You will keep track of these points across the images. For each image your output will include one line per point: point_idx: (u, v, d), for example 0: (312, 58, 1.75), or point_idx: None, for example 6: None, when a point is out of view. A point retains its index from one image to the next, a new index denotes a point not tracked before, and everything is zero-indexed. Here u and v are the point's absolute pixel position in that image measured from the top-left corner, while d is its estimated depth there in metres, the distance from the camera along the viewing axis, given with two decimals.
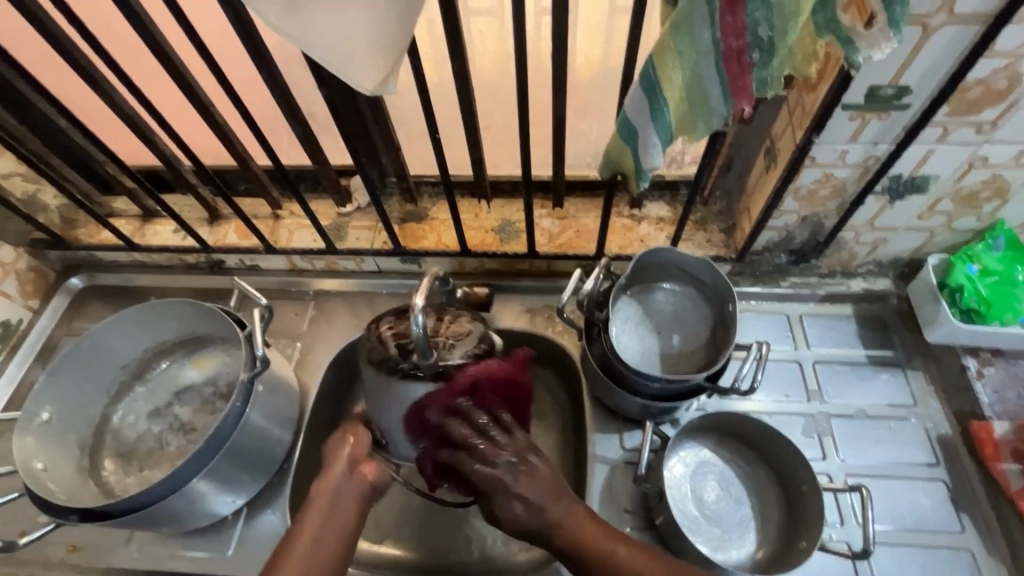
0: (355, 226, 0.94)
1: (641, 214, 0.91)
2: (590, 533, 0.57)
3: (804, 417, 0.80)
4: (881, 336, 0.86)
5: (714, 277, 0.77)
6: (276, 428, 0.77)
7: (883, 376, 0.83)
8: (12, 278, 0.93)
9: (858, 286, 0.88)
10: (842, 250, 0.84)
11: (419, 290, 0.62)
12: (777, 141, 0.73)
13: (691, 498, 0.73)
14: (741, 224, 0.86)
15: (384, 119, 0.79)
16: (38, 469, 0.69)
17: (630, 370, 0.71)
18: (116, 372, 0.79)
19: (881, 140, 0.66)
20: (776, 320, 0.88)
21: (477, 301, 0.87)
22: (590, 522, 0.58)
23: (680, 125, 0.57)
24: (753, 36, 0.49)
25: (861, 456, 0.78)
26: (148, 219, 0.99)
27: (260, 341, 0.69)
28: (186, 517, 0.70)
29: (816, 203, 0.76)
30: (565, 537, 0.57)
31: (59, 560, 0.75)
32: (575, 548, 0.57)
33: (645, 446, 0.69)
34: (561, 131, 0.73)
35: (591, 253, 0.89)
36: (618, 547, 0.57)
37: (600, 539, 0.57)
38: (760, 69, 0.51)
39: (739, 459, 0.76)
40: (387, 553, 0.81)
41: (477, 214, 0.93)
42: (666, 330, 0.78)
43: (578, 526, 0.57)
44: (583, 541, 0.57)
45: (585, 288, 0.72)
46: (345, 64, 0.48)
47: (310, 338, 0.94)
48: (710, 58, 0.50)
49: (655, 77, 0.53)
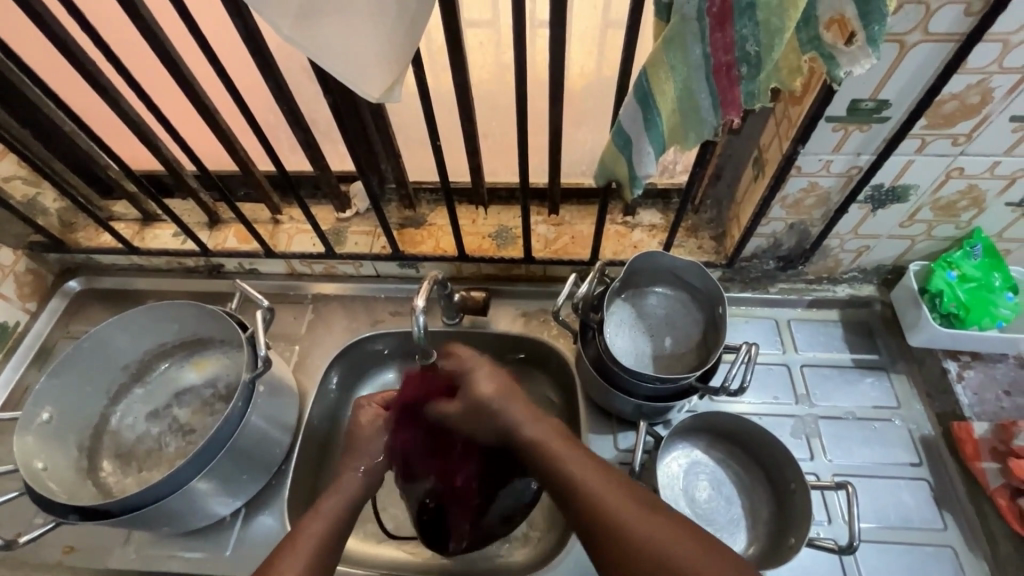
0: (354, 231, 0.96)
1: (634, 222, 0.94)
2: (565, 459, 0.57)
3: (793, 419, 0.83)
4: (865, 340, 0.89)
5: (705, 282, 0.79)
6: (275, 429, 0.78)
7: (868, 379, 0.86)
8: (11, 281, 0.93)
9: (844, 292, 0.91)
10: (828, 256, 0.87)
11: (420, 292, 0.66)
12: (764, 152, 0.76)
13: (684, 497, 0.75)
14: (731, 231, 0.89)
15: (385, 126, 0.81)
16: (38, 468, 0.69)
17: (623, 370, 0.73)
18: (115, 373, 0.80)
19: (863, 150, 0.69)
20: (764, 324, 0.91)
21: (474, 306, 0.88)
22: (569, 449, 0.59)
23: (672, 134, 0.60)
24: (741, 51, 0.51)
25: (848, 456, 0.80)
26: (148, 223, 1.00)
27: (263, 342, 0.70)
28: (184, 516, 0.70)
29: (802, 211, 0.79)
30: (545, 462, 0.58)
31: (55, 562, 0.75)
32: (551, 473, 0.58)
33: (639, 445, 0.71)
34: (557, 139, 0.76)
35: (586, 259, 0.91)
36: (588, 478, 0.55)
37: (573, 466, 0.57)
38: (748, 82, 0.54)
39: (729, 460, 0.78)
40: (385, 554, 0.82)
41: (475, 220, 0.95)
42: (659, 333, 0.80)
43: (556, 450, 0.59)
44: (553, 464, 0.58)
45: (580, 291, 0.74)
46: (354, 74, 0.50)
47: (309, 342, 0.95)
48: (700, 71, 0.53)
49: (648, 88, 0.56)
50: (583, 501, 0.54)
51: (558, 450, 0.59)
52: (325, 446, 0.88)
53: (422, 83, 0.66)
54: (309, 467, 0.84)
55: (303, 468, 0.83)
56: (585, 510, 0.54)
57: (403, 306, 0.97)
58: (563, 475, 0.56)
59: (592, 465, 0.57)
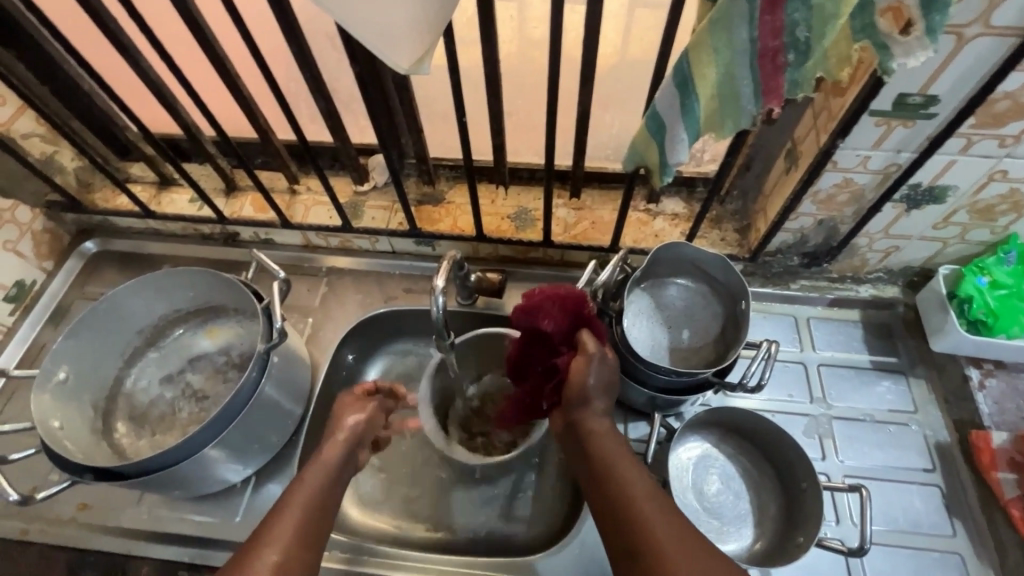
0: (371, 205, 0.95)
1: (656, 210, 0.92)
2: (632, 484, 0.55)
3: (806, 417, 0.82)
4: (884, 342, 0.88)
5: (730, 276, 0.77)
6: (287, 400, 0.78)
7: (886, 382, 0.85)
8: (28, 239, 0.93)
9: (866, 293, 0.90)
10: (854, 255, 0.85)
11: (440, 272, 0.65)
12: (799, 144, 0.74)
13: (692, 489, 0.75)
14: (756, 224, 0.87)
15: (409, 99, 0.79)
16: (55, 427, 0.69)
17: (640, 361, 0.72)
18: (131, 337, 0.80)
19: (904, 147, 0.66)
20: (782, 321, 0.90)
21: (490, 287, 0.88)
22: (636, 474, 0.57)
23: (709, 122, 0.57)
24: (791, 36, 0.49)
25: (860, 458, 0.79)
26: (164, 187, 0.99)
27: (279, 314, 0.70)
28: (196, 481, 0.71)
29: (833, 207, 0.76)
30: (608, 482, 0.57)
31: (68, 518, 0.76)
32: (611, 493, 0.56)
33: (653, 438, 0.71)
34: (586, 121, 0.73)
35: (605, 245, 0.89)
36: (652, 511, 0.53)
37: (633, 492, 0.55)
38: (794, 70, 0.52)
39: (740, 455, 0.78)
40: (390, 529, 0.83)
41: (494, 200, 0.94)
42: (677, 325, 0.79)
43: (623, 474, 0.57)
44: (618, 485, 0.56)
45: (600, 279, 0.73)
46: (384, 41, 0.48)
47: (322, 314, 0.94)
48: (745, 56, 0.51)
49: (689, 73, 0.53)
50: (641, 527, 0.52)
51: (609, 448, 0.60)
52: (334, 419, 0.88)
53: (451, 57, 0.63)
54: (319, 439, 0.84)
55: (313, 441, 0.83)
56: (636, 538, 0.52)
57: (418, 284, 0.96)
58: (626, 499, 0.54)
59: (651, 496, 0.55)
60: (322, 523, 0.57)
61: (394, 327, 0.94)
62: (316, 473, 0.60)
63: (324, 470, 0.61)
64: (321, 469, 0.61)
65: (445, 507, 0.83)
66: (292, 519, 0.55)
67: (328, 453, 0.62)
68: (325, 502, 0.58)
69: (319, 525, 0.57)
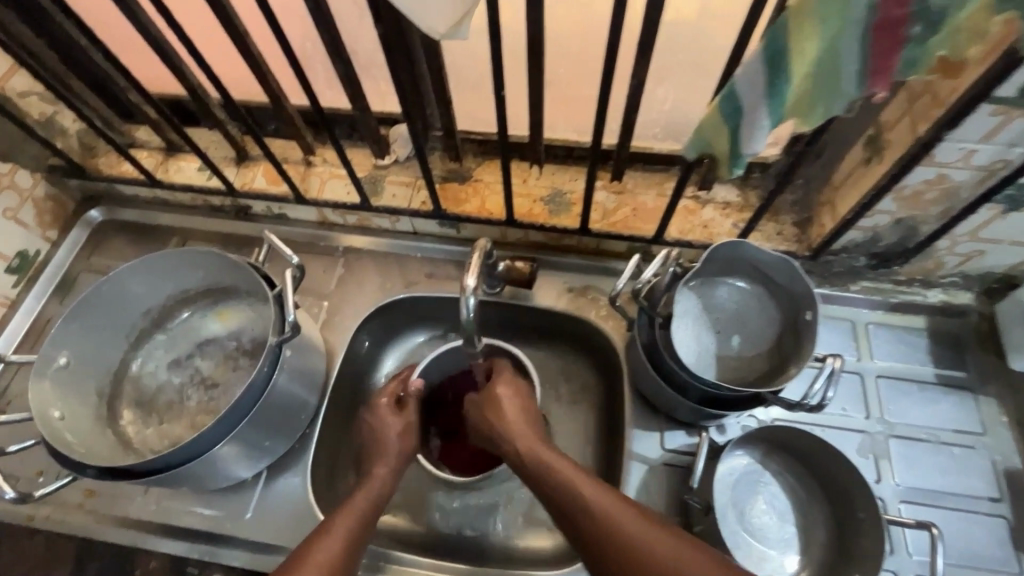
0: (391, 181, 0.88)
1: (706, 197, 0.83)
2: (590, 494, 0.58)
3: (861, 435, 0.75)
4: (952, 354, 0.79)
5: (793, 281, 0.68)
6: (302, 393, 0.73)
7: (952, 400, 0.77)
8: (30, 206, 0.88)
9: (935, 298, 0.81)
10: (929, 259, 0.76)
11: (472, 270, 0.59)
12: (884, 131, 0.64)
13: (734, 510, 0.69)
14: (820, 218, 0.78)
15: (438, 65, 0.70)
16: (55, 417, 0.64)
17: (683, 370, 0.66)
18: (137, 318, 0.75)
19: (1019, 142, 0.56)
20: (838, 326, 0.82)
21: (519, 277, 0.80)
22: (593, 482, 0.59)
23: (795, 107, 0.49)
24: (921, 4, 0.40)
25: (919, 481, 0.73)
26: (171, 153, 0.92)
27: (292, 306, 0.64)
28: (206, 478, 0.67)
29: (917, 206, 0.67)
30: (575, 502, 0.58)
31: (76, 504, 0.73)
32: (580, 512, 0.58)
33: (698, 457, 0.65)
34: (639, 96, 0.64)
35: (647, 235, 0.81)
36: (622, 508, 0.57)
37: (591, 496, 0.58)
38: (915, 47, 0.42)
39: (787, 473, 0.72)
40: (405, 529, 0.78)
41: (526, 179, 0.86)
42: (726, 330, 0.72)
43: (579, 487, 0.58)
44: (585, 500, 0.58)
45: (643, 275, 0.66)
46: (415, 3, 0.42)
47: (337, 299, 0.88)
48: (858, 28, 0.42)
49: (782, 46, 0.44)
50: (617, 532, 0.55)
51: (547, 458, 0.62)
52: (349, 410, 0.83)
53: (493, 18, 0.54)
54: (334, 432, 0.80)
55: (328, 434, 0.79)
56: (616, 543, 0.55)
57: (440, 268, 0.89)
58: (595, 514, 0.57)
59: (610, 495, 0.58)
60: (363, 539, 0.61)
61: (415, 314, 0.88)
62: (364, 499, 0.64)
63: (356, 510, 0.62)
64: (369, 491, 0.65)
65: (462, 510, 0.78)
66: (340, 540, 0.59)
67: (376, 477, 0.67)
68: (368, 527, 0.62)
69: (361, 535, 0.61)
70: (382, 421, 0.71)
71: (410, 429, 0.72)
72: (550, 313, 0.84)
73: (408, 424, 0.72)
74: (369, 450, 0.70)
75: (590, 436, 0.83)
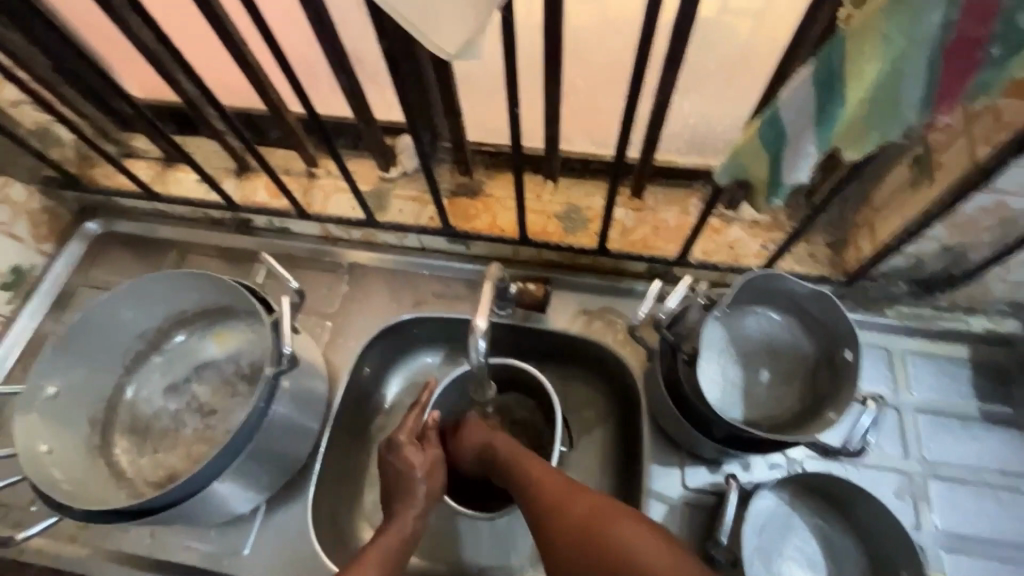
0: (398, 195, 0.83)
1: (733, 215, 0.77)
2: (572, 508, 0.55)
3: (899, 474, 0.70)
4: (997, 387, 0.73)
5: (831, 314, 0.64)
6: (304, 424, 0.70)
7: (998, 438, 0.71)
8: (24, 220, 0.85)
9: (980, 326, 0.75)
10: (977, 285, 0.70)
11: (481, 310, 0.57)
12: (934, 151, 0.58)
13: (761, 556, 0.65)
14: (857, 240, 0.72)
15: (448, 77, 0.65)
16: (43, 452, 0.62)
17: (712, 412, 0.61)
18: (131, 341, 0.72)
19: None
20: (874, 354, 0.75)
21: (533, 300, 0.76)
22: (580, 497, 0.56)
23: (846, 134, 0.43)
24: (1006, 23, 0.35)
25: (962, 527, 0.68)
26: (170, 163, 0.89)
27: (288, 337, 0.60)
28: (201, 517, 0.63)
29: (968, 233, 0.62)
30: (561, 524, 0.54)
31: (69, 536, 0.72)
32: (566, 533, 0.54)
33: (728, 505, 0.61)
34: (664, 112, 0.59)
35: (670, 256, 0.77)
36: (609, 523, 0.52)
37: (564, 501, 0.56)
38: (993, 70, 0.37)
39: (818, 517, 0.67)
40: (410, 562, 0.75)
41: (540, 195, 0.81)
42: (755, 363, 0.68)
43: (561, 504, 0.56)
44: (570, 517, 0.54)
45: (665, 306, 0.62)
46: (426, 18, 0.39)
47: (341, 318, 0.83)
48: (925, 51, 0.36)
49: (837, 68, 0.39)
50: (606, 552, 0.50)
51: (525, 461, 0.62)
52: (352, 437, 0.79)
53: (508, 32, 0.49)
54: (337, 460, 0.76)
55: (330, 463, 0.75)
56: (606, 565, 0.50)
57: (448, 287, 0.84)
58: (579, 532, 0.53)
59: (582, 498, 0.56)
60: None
61: (421, 336, 0.84)
62: (385, 545, 0.60)
63: (372, 561, 0.59)
64: (397, 535, 0.61)
65: (466, 544, 0.75)
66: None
67: (402, 520, 0.62)
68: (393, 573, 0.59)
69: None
70: (404, 460, 0.64)
71: (436, 465, 0.65)
72: (564, 337, 0.79)
73: (434, 460, 0.65)
74: (392, 489, 0.65)
75: (606, 468, 0.78)
